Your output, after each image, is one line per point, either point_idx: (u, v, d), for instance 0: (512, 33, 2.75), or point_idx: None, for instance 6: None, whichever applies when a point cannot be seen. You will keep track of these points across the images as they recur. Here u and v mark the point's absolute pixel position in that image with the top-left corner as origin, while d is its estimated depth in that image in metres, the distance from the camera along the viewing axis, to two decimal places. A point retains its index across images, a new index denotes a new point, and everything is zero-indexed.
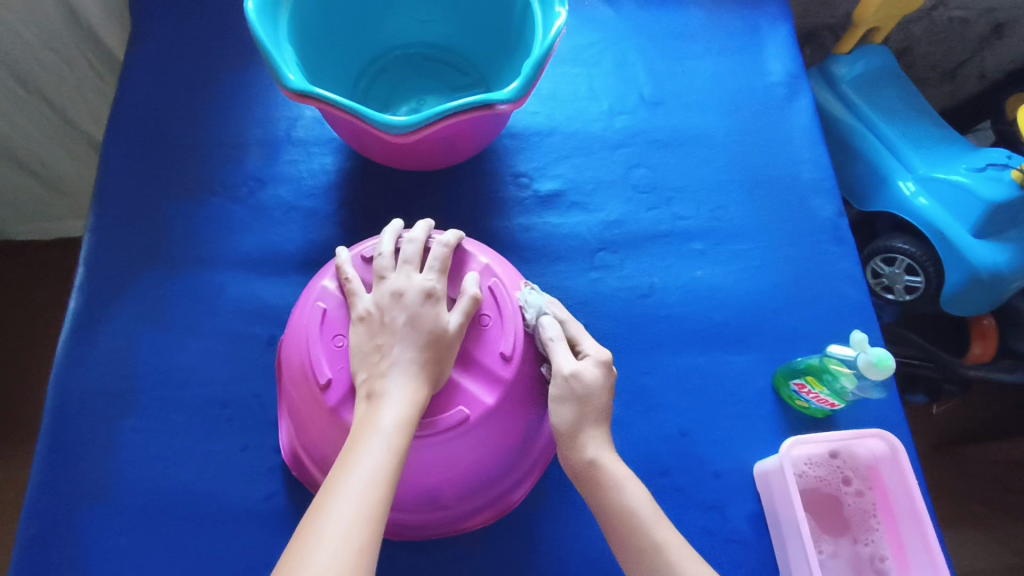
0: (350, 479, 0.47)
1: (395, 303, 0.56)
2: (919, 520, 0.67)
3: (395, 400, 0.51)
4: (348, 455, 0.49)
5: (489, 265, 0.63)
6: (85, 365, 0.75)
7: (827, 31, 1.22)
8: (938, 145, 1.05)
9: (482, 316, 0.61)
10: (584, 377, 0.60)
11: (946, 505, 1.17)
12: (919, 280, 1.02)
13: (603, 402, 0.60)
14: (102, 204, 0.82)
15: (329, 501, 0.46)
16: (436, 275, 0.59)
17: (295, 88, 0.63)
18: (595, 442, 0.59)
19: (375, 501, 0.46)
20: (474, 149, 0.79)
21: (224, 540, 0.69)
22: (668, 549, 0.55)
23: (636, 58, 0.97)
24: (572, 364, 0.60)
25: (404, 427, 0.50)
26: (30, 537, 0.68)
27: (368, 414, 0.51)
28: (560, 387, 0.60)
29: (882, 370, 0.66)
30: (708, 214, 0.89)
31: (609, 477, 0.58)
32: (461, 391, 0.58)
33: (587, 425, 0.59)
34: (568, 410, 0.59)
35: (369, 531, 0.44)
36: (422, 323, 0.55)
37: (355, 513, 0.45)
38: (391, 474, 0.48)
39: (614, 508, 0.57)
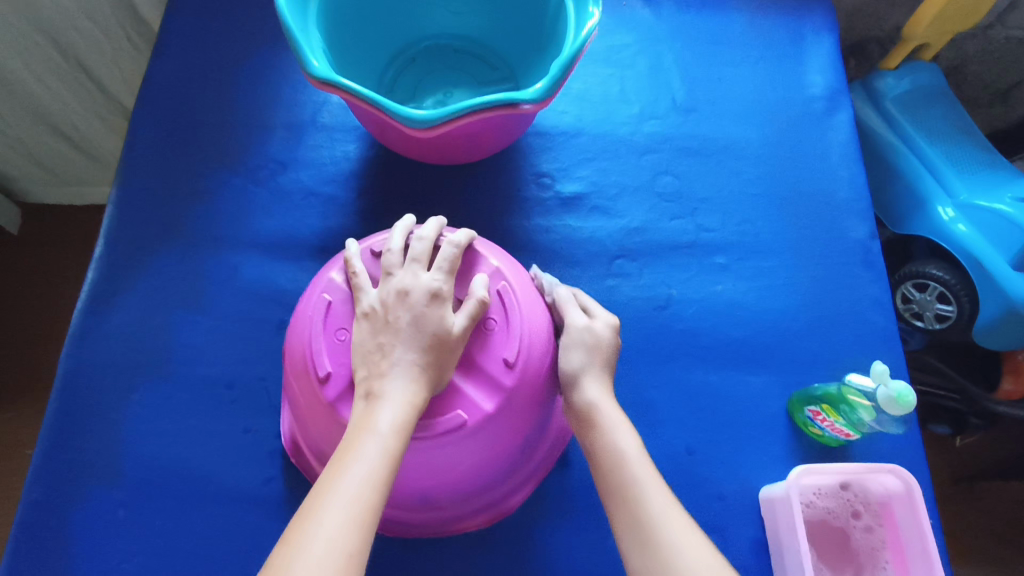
0: (343, 481, 0.46)
1: (400, 301, 0.55)
2: (929, 563, 0.64)
3: (393, 402, 0.51)
4: (342, 456, 0.48)
5: (499, 268, 0.62)
6: (97, 337, 0.75)
7: (874, 44, 1.17)
8: (983, 172, 1.00)
9: (488, 320, 0.59)
10: (591, 328, 0.63)
11: (958, 538, 1.15)
12: (951, 310, 0.99)
13: (611, 348, 0.63)
14: (126, 177, 0.82)
15: (320, 503, 0.45)
16: (443, 275, 0.58)
17: (319, 75, 0.63)
18: (603, 398, 0.60)
19: (367, 507, 0.45)
20: (497, 147, 0.78)
21: (220, 521, 0.69)
22: (646, 487, 0.54)
23: (671, 62, 0.95)
24: (583, 319, 0.64)
25: (401, 430, 0.50)
26: (32, 502, 0.69)
27: (364, 416, 0.50)
28: (569, 337, 0.63)
29: (902, 406, 0.63)
30: (734, 228, 0.86)
31: (605, 419, 0.58)
32: (461, 395, 0.57)
33: (588, 373, 0.61)
34: (578, 354, 0.62)
35: (359, 537, 0.44)
36: (425, 324, 0.54)
37: (346, 518, 0.44)
38: (385, 479, 0.47)
39: (604, 445, 0.57)
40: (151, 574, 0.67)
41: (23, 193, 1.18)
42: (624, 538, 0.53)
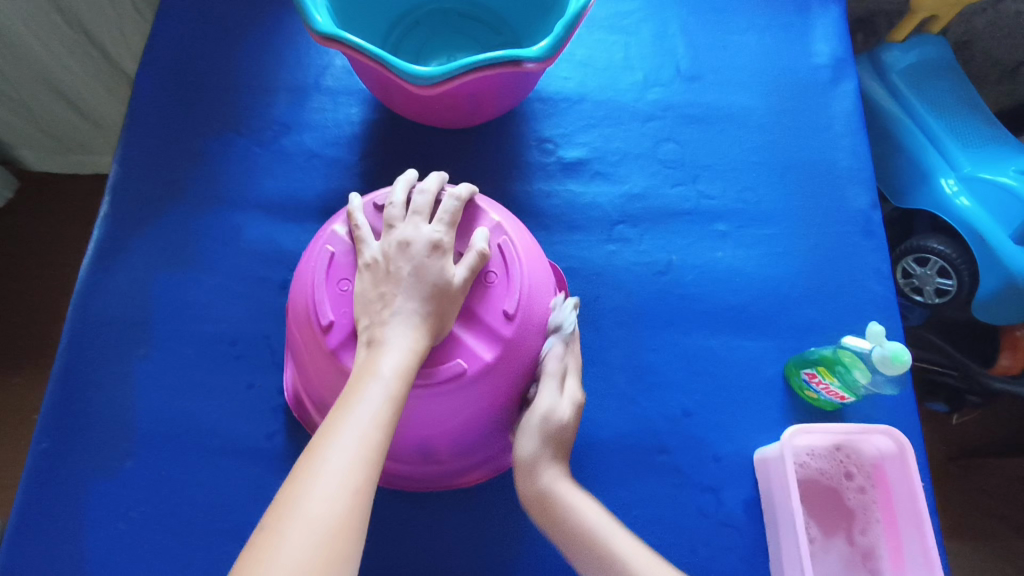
0: (349, 420, 0.47)
1: (401, 252, 0.56)
2: (919, 523, 0.65)
3: (397, 346, 0.52)
4: (347, 398, 0.49)
5: (500, 223, 0.63)
6: (103, 292, 0.76)
7: (882, 17, 1.16)
8: (987, 145, 1.00)
9: (488, 273, 0.60)
10: (555, 416, 0.60)
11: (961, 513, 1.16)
12: (951, 284, 1.00)
13: (568, 436, 0.61)
14: (131, 136, 0.83)
15: (328, 440, 0.46)
16: (445, 227, 0.59)
17: (322, 31, 0.63)
18: (560, 483, 0.60)
19: (373, 446, 0.47)
20: (500, 109, 0.78)
21: (222, 473, 0.71)
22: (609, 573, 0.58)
23: (676, 30, 0.94)
24: (551, 400, 0.60)
25: (404, 374, 0.51)
26: (41, 451, 0.70)
27: (368, 361, 0.51)
28: (530, 419, 0.60)
29: (897, 365, 0.64)
30: (735, 195, 0.86)
31: (563, 500, 0.59)
32: (461, 345, 0.58)
33: (544, 460, 0.60)
34: (529, 444, 0.60)
35: (366, 474, 0.45)
36: (426, 273, 0.55)
37: (352, 458, 0.45)
38: (389, 420, 0.48)
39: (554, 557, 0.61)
40: (155, 523, 0.69)
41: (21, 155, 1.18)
42: None
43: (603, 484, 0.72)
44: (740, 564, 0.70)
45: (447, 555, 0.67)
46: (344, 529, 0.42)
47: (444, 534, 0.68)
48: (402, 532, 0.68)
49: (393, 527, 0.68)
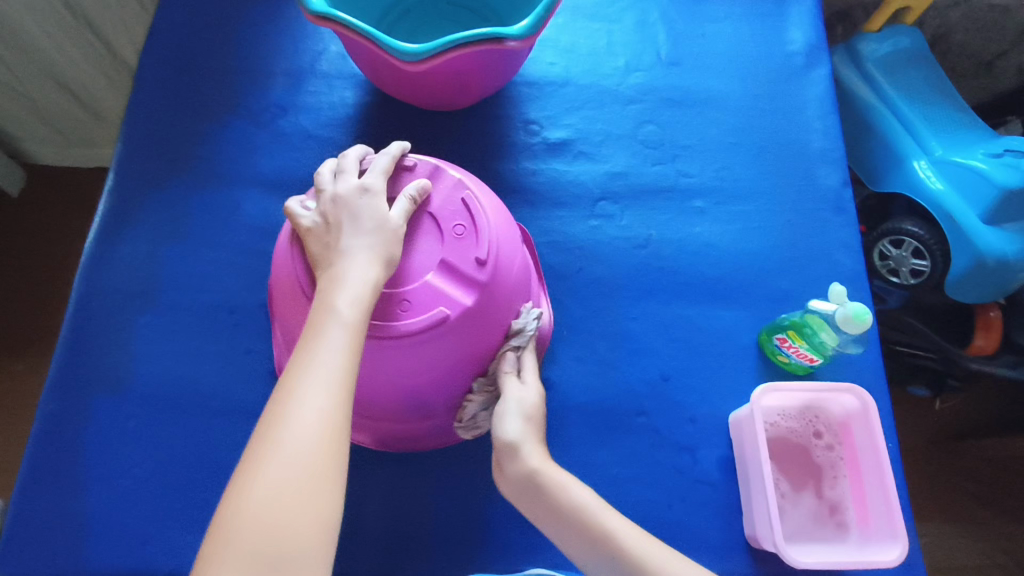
0: (315, 354, 0.51)
1: (337, 203, 0.62)
2: (882, 476, 0.69)
3: (353, 278, 0.56)
4: (311, 334, 0.53)
5: (460, 179, 0.67)
6: (108, 264, 0.80)
7: (859, 10, 1.21)
8: (958, 130, 1.04)
9: (457, 226, 0.64)
10: (527, 399, 0.65)
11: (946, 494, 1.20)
12: (925, 264, 1.04)
13: (539, 419, 0.66)
14: (135, 117, 0.87)
15: (300, 376, 0.50)
16: (375, 175, 0.64)
17: (317, 11, 0.67)
18: (543, 464, 0.63)
19: (339, 372, 0.50)
20: (487, 88, 0.82)
21: (222, 433, 0.74)
22: (620, 533, 0.60)
23: (657, 18, 0.98)
24: (519, 391, 0.65)
25: (360, 303, 0.55)
26: (48, 412, 0.74)
27: (322, 299, 0.55)
28: (506, 408, 0.65)
29: (859, 324, 0.69)
30: (712, 174, 0.90)
31: (551, 480, 0.62)
32: (443, 295, 0.61)
33: (526, 445, 0.64)
34: (512, 428, 0.64)
35: (335, 399, 0.49)
36: (365, 214, 0.61)
37: (319, 389, 0.49)
38: (354, 349, 0.52)
39: (558, 506, 0.61)
40: (158, 479, 0.72)
41: (17, 143, 1.21)
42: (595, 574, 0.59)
43: (584, 444, 0.76)
44: (716, 518, 0.74)
45: None
46: (319, 452, 0.46)
47: None
48: None
49: None
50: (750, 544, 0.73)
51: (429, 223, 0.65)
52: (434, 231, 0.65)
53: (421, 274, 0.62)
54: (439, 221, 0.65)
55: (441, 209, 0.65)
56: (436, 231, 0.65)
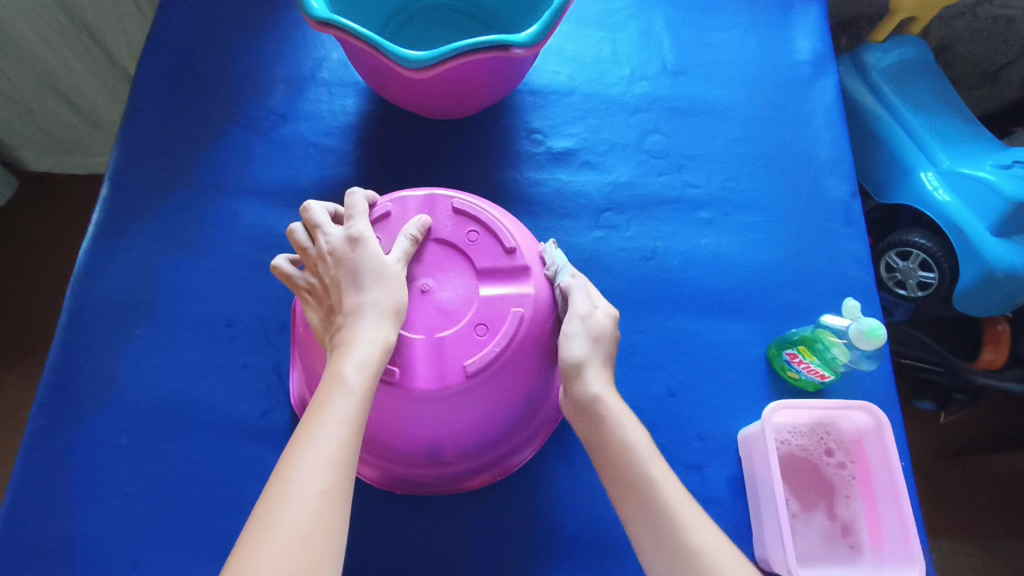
0: (317, 429, 0.49)
1: (331, 261, 0.59)
2: (896, 496, 0.67)
3: (363, 340, 0.54)
4: (314, 407, 0.50)
5: (437, 194, 0.66)
6: (101, 274, 0.78)
7: (864, 20, 1.20)
8: (965, 142, 1.03)
9: (472, 234, 0.64)
10: (594, 318, 0.63)
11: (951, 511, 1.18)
12: (932, 276, 1.02)
13: (610, 345, 0.63)
14: (132, 124, 0.85)
15: (300, 452, 0.47)
16: (358, 220, 0.61)
17: (318, 16, 0.65)
18: (607, 393, 0.59)
19: (340, 446, 0.48)
20: (490, 98, 0.81)
21: (216, 449, 0.72)
22: (661, 482, 0.55)
23: (662, 27, 0.97)
24: (584, 306, 0.63)
25: (367, 369, 0.53)
26: (37, 428, 0.71)
27: (332, 367, 0.53)
28: (574, 326, 0.62)
29: (873, 340, 0.67)
30: (719, 185, 0.89)
31: (611, 413, 0.58)
32: (505, 302, 0.61)
33: (592, 369, 0.60)
34: (578, 346, 0.61)
35: (334, 476, 0.47)
36: (362, 265, 0.58)
37: (320, 462, 0.47)
38: (356, 422, 0.50)
39: (612, 441, 0.57)
40: (148, 497, 0.70)
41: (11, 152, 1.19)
42: (640, 530, 0.54)
43: None
44: (725, 539, 0.72)
45: (438, 529, 0.68)
46: (318, 531, 0.44)
47: (434, 509, 0.69)
48: (393, 507, 0.69)
49: (383, 502, 0.69)
50: (759, 567, 0.70)
51: (445, 251, 0.63)
52: (460, 258, 0.63)
53: (471, 297, 0.61)
54: (449, 241, 0.64)
55: (450, 235, 0.64)
56: (461, 257, 0.63)
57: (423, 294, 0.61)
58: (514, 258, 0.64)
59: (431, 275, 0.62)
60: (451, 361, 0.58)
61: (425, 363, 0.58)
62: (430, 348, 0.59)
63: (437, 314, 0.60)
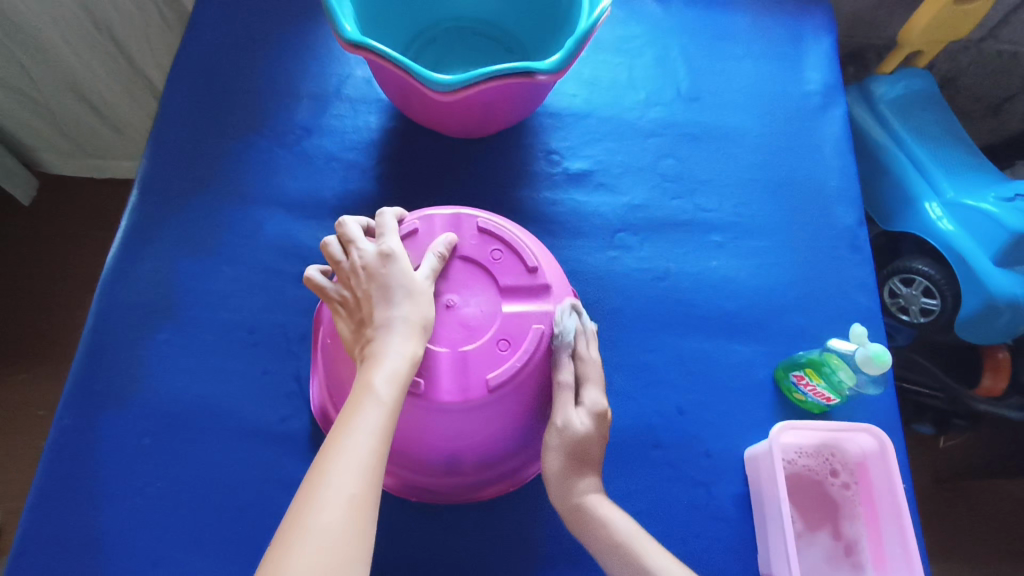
0: (349, 437, 0.51)
1: (364, 276, 0.61)
2: (898, 517, 0.68)
3: (392, 354, 0.56)
4: (346, 415, 0.53)
5: (463, 213, 0.69)
6: (130, 278, 0.80)
7: (872, 52, 1.24)
8: (970, 173, 1.05)
9: (495, 252, 0.67)
10: (586, 369, 0.66)
11: (940, 527, 1.20)
12: (935, 304, 1.04)
13: (601, 388, 0.66)
14: (162, 134, 0.88)
15: (333, 458, 0.49)
16: (390, 237, 0.64)
17: (350, 39, 0.68)
18: (591, 431, 0.64)
19: (369, 454, 0.50)
20: (512, 120, 0.84)
21: (237, 453, 0.74)
22: (631, 517, 0.61)
23: (677, 54, 1.00)
24: (580, 356, 0.66)
25: (396, 382, 0.55)
26: (62, 427, 0.73)
27: (362, 378, 0.55)
28: (566, 373, 0.65)
29: (879, 365, 0.70)
30: (730, 209, 0.91)
31: (591, 448, 0.63)
32: (526, 319, 0.64)
33: (579, 413, 0.64)
34: (571, 396, 0.64)
35: (365, 483, 0.49)
36: (394, 281, 0.60)
37: (350, 470, 0.49)
38: (386, 431, 0.52)
39: (595, 474, 0.62)
40: (170, 498, 0.71)
41: (32, 152, 1.22)
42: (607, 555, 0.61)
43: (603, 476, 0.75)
44: (731, 555, 0.73)
45: (452, 541, 0.69)
46: (348, 535, 0.45)
47: (449, 519, 0.70)
48: (408, 516, 0.70)
49: (399, 510, 0.71)
50: None
51: (469, 268, 0.66)
52: (484, 275, 0.66)
53: (494, 313, 0.64)
54: (473, 259, 0.66)
55: (474, 253, 0.66)
56: (485, 275, 0.66)
57: (447, 309, 0.63)
58: (535, 276, 0.66)
59: (456, 291, 0.64)
60: (475, 375, 0.61)
61: (448, 376, 0.60)
62: (454, 362, 0.61)
63: (460, 329, 0.63)
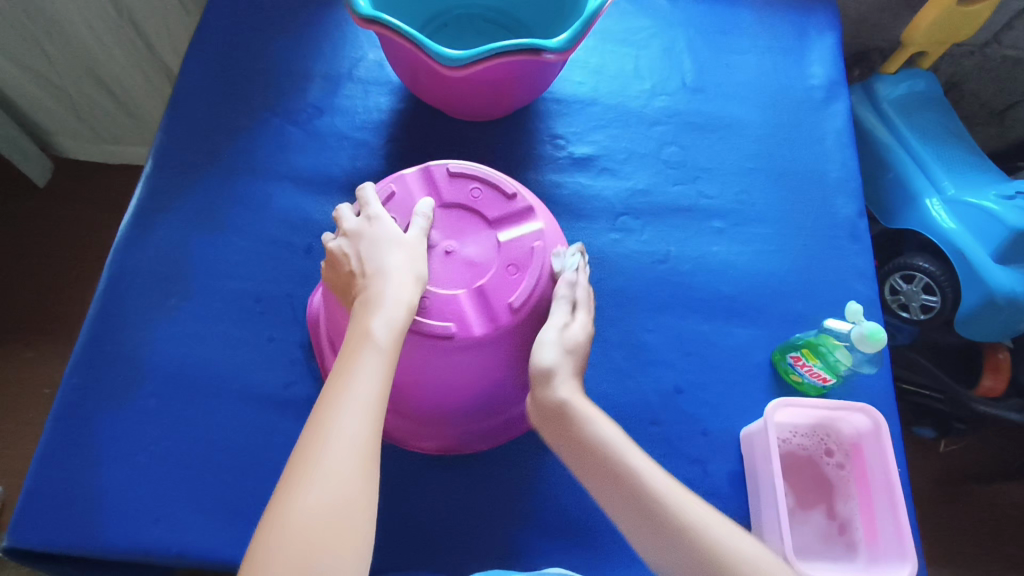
0: (350, 382, 0.52)
1: (351, 243, 0.64)
2: (892, 496, 0.69)
3: (391, 299, 0.58)
4: (345, 362, 0.54)
5: (432, 165, 0.71)
6: (141, 246, 0.82)
7: (877, 53, 1.25)
8: (970, 172, 1.06)
9: (474, 189, 0.70)
10: (569, 334, 0.65)
11: (937, 526, 1.20)
12: (935, 300, 1.05)
13: (582, 355, 0.65)
14: (177, 109, 0.90)
15: (336, 403, 0.51)
16: (371, 205, 0.66)
17: (364, 14, 0.70)
18: (574, 396, 0.62)
19: (374, 399, 0.52)
20: (520, 101, 0.86)
21: (240, 418, 0.75)
22: (642, 471, 0.56)
23: (683, 46, 1.02)
24: (561, 319, 0.66)
25: (393, 327, 0.56)
26: (70, 386, 0.75)
27: (358, 329, 0.56)
28: (548, 335, 0.64)
29: (873, 343, 0.70)
30: (732, 197, 0.93)
31: (580, 412, 0.60)
32: (522, 241, 0.68)
33: (560, 375, 0.63)
34: (549, 353, 0.63)
35: (370, 426, 0.50)
36: (382, 241, 0.63)
37: (357, 414, 0.50)
38: (388, 377, 0.54)
39: (590, 441, 0.59)
40: (173, 458, 0.73)
41: (49, 134, 1.25)
42: (626, 520, 0.55)
43: None
44: None
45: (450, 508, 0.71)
46: (357, 472, 0.47)
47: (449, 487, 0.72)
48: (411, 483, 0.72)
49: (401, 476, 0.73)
50: None
51: (457, 213, 0.69)
52: (471, 216, 0.69)
53: (494, 244, 0.68)
54: (455, 202, 0.70)
55: (455, 197, 0.70)
56: (472, 213, 0.69)
57: (449, 254, 0.67)
58: (514, 200, 0.70)
59: (452, 238, 0.68)
60: (497, 303, 0.65)
61: (473, 311, 0.64)
62: (475, 297, 0.64)
63: (470, 267, 0.66)
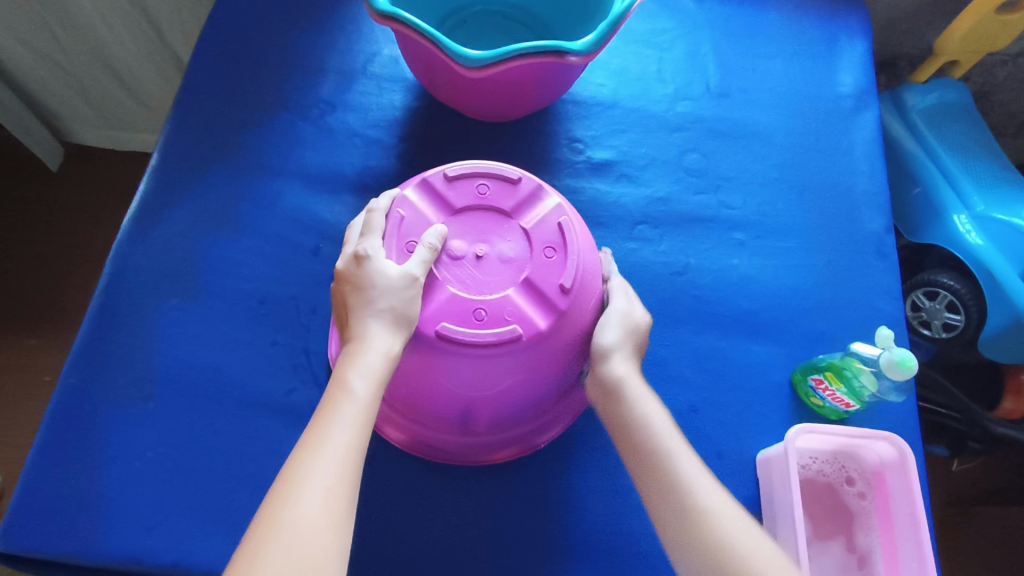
0: (328, 432, 0.52)
1: (349, 284, 0.61)
2: (915, 529, 0.66)
3: (372, 350, 0.57)
4: (324, 413, 0.53)
5: (429, 176, 0.69)
6: (144, 242, 0.80)
7: (905, 61, 1.21)
8: (1002, 186, 1.01)
9: (483, 186, 0.68)
10: (632, 315, 0.68)
11: (945, 547, 1.17)
12: (958, 318, 1.01)
13: (642, 338, 0.68)
14: (186, 101, 0.87)
15: (311, 456, 0.50)
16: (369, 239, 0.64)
17: (381, 9, 0.67)
18: (631, 374, 0.64)
19: (349, 446, 0.51)
20: (538, 103, 0.82)
21: (241, 423, 0.73)
22: (676, 455, 0.58)
23: (708, 49, 0.99)
24: (624, 303, 0.68)
25: (372, 377, 0.56)
26: (68, 384, 0.72)
27: (339, 383, 0.56)
28: (610, 316, 0.67)
29: (903, 371, 0.67)
30: (754, 208, 0.89)
31: (632, 390, 0.63)
32: (547, 224, 0.67)
33: (619, 354, 0.65)
34: (611, 332, 0.66)
35: (343, 473, 0.49)
36: (379, 279, 0.60)
37: (329, 462, 0.49)
38: (364, 426, 0.53)
39: (631, 415, 0.61)
40: (171, 464, 0.70)
41: (58, 119, 1.23)
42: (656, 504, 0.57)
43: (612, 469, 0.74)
44: None
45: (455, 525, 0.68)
46: (326, 521, 0.46)
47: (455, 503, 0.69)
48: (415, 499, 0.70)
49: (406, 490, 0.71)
50: None
51: (474, 214, 0.68)
52: (488, 214, 0.68)
53: (523, 232, 0.67)
54: (465, 204, 0.68)
55: (464, 199, 0.68)
56: (489, 210, 0.68)
57: (487, 257, 0.65)
58: (524, 185, 0.69)
59: (480, 241, 0.66)
60: (550, 288, 0.64)
61: (527, 305, 0.63)
62: (525, 290, 0.64)
63: (510, 265, 0.65)
